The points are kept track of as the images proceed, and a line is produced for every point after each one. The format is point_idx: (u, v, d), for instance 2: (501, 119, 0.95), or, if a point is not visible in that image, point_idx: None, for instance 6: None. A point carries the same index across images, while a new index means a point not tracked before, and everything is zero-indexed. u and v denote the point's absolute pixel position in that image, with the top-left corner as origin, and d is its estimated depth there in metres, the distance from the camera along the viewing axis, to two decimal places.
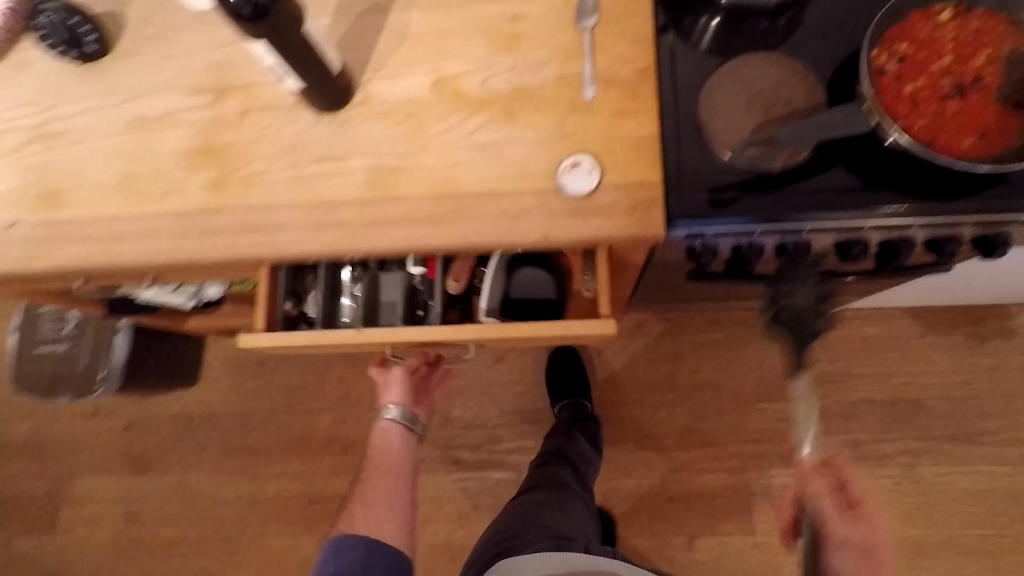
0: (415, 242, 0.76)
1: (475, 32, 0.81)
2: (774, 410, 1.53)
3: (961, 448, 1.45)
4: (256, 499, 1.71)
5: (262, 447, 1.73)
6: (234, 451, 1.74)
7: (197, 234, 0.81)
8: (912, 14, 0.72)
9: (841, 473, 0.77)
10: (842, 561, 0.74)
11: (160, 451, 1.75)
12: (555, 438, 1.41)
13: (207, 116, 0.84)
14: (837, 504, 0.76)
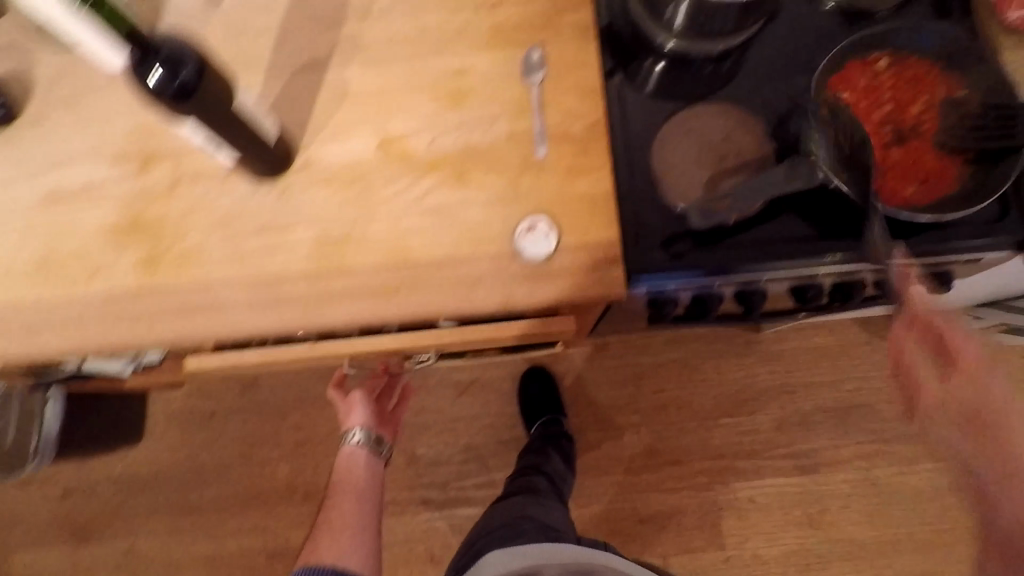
0: (371, 314, 0.73)
1: (418, 88, 0.78)
2: (736, 424, 1.56)
3: (912, 448, 1.51)
4: (215, 557, 1.62)
5: (217, 502, 1.65)
6: (187, 509, 1.65)
7: (132, 319, 0.75)
8: (851, 63, 0.74)
9: (956, 329, 0.64)
10: (925, 363, 0.66)
11: (107, 516, 1.64)
12: (529, 453, 1.41)
13: (133, 187, 0.78)
14: (934, 368, 0.66)
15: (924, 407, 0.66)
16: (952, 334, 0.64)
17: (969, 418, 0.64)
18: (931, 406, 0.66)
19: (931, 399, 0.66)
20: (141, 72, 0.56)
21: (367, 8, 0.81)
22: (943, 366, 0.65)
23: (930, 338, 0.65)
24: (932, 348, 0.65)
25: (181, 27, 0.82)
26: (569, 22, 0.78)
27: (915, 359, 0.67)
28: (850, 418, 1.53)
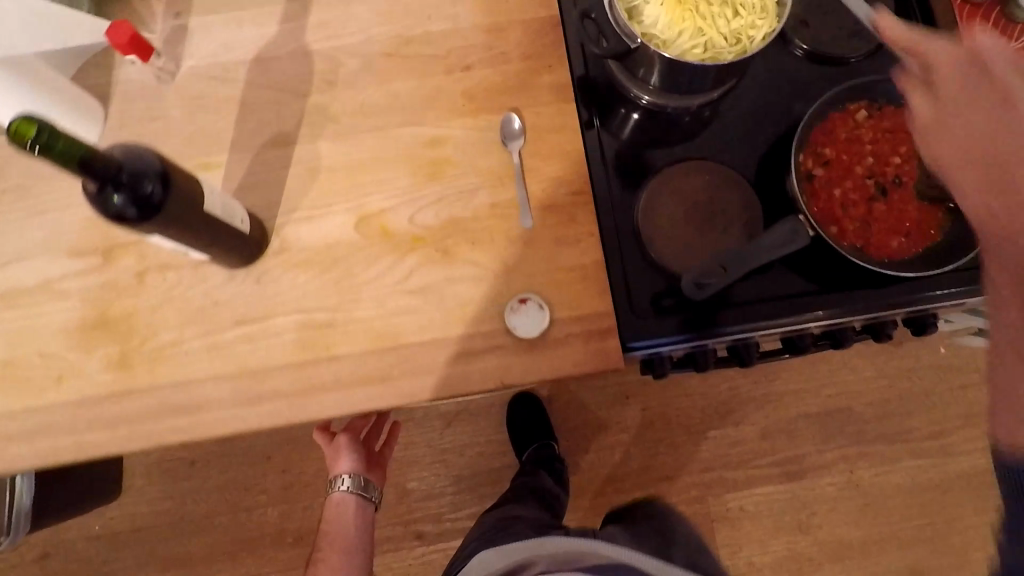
0: (362, 403, 0.70)
1: (394, 159, 0.75)
2: (723, 435, 1.58)
3: (892, 448, 1.55)
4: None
5: (204, 553, 1.60)
6: (174, 562, 1.60)
7: (107, 424, 0.71)
8: (833, 115, 0.74)
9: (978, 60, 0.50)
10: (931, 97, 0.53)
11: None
12: (520, 477, 1.39)
13: (96, 281, 0.74)
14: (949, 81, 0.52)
15: (938, 102, 0.52)
16: (996, 59, 0.49)
17: (1009, 109, 0.48)
18: (966, 175, 0.49)
19: (958, 164, 0.49)
20: (101, 199, 0.51)
21: (333, 76, 0.77)
22: (977, 121, 0.49)
23: (991, 65, 0.49)
24: (973, 123, 0.49)
25: (135, 104, 0.77)
26: (546, 83, 0.76)
27: (945, 65, 0.52)
28: (832, 422, 1.56)
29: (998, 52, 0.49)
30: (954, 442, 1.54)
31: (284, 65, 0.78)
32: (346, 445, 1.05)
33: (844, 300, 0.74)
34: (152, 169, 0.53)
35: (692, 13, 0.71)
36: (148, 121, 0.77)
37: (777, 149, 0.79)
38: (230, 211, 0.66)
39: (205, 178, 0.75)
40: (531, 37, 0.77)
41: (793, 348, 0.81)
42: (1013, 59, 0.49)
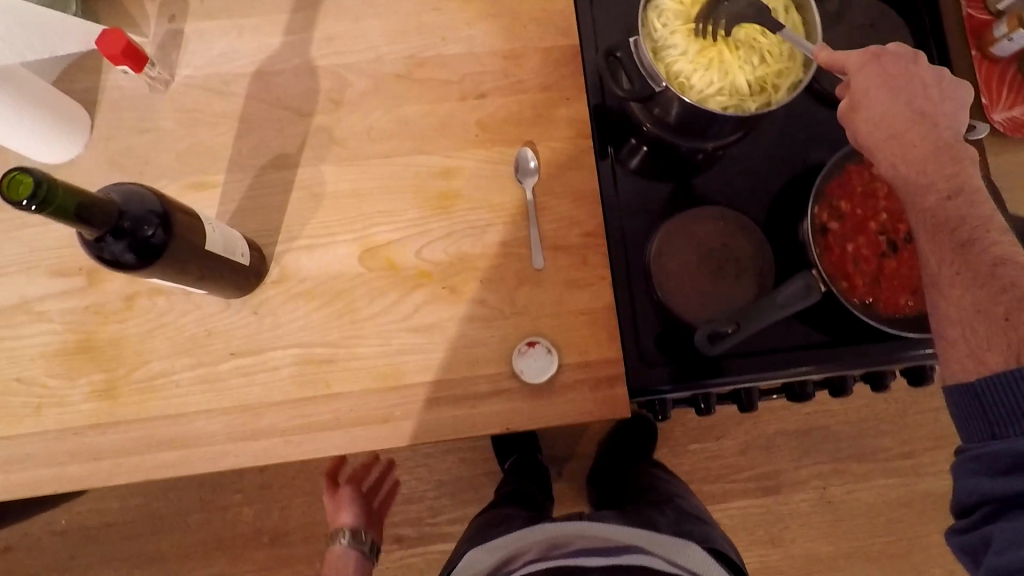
0: (362, 443, 0.68)
1: (401, 189, 0.72)
2: (703, 449, 1.60)
3: (865, 466, 1.58)
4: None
5: (171, 554, 1.53)
6: (141, 562, 1.53)
7: (89, 456, 0.68)
8: (849, 169, 0.73)
9: (909, 70, 0.65)
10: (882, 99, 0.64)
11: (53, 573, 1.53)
12: (505, 485, 1.29)
13: (80, 305, 0.69)
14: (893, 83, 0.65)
15: (865, 96, 0.65)
16: (892, 64, 0.65)
17: (918, 108, 0.64)
18: (902, 158, 0.64)
19: (890, 147, 0.64)
20: (97, 248, 0.48)
21: (340, 96, 0.73)
22: (900, 116, 0.64)
23: (884, 76, 0.65)
24: (895, 115, 0.64)
25: (125, 114, 0.72)
26: (562, 117, 0.74)
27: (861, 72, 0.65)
28: (810, 439, 1.59)
29: (894, 57, 0.65)
30: (924, 462, 1.58)
31: (288, 81, 0.73)
32: (348, 498, 1.03)
33: (844, 355, 0.76)
34: (152, 216, 0.50)
35: (717, 59, 0.69)
36: (140, 133, 0.72)
37: (789, 197, 0.78)
38: (233, 245, 0.62)
39: (201, 198, 0.71)
40: (549, 66, 0.74)
41: (794, 396, 0.81)
42: (907, 57, 0.65)
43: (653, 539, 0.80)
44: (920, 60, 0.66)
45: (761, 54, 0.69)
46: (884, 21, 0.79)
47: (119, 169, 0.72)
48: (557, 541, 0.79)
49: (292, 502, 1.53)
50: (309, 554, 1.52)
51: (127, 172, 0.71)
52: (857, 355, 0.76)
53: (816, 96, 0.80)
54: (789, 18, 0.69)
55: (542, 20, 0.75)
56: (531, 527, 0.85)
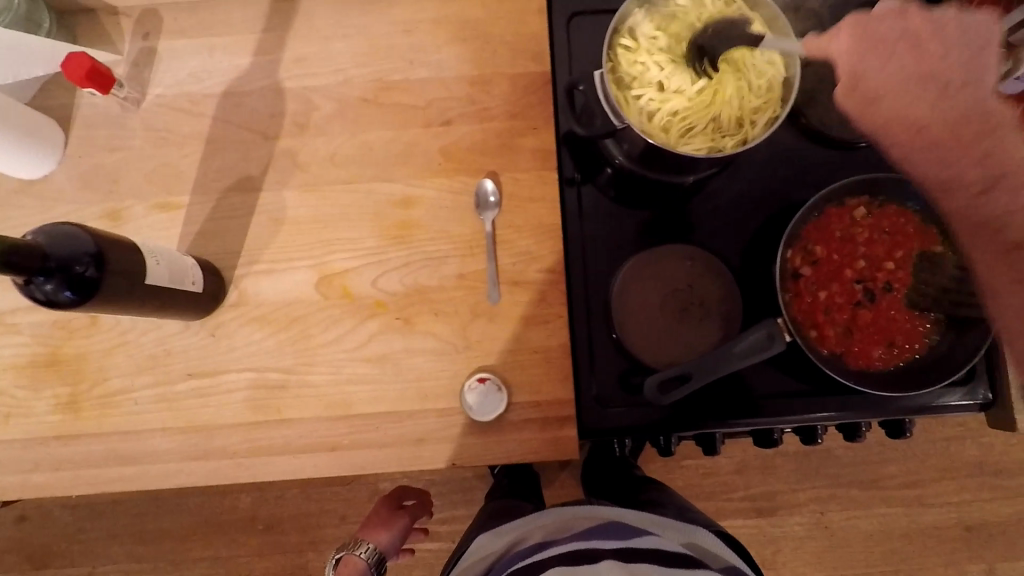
0: (310, 469, 0.69)
1: (361, 216, 0.71)
2: (698, 464, 1.39)
3: (866, 493, 1.37)
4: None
5: (175, 531, 1.33)
6: (141, 539, 1.33)
7: (53, 466, 0.70)
8: (829, 212, 0.70)
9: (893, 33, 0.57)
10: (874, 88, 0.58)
11: (62, 545, 1.33)
12: (496, 489, 1.05)
13: (49, 319, 0.71)
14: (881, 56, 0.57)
15: (860, 72, 0.58)
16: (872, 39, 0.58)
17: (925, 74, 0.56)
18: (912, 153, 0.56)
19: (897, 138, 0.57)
20: (29, 290, 0.50)
21: (306, 120, 0.73)
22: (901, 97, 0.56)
23: (870, 56, 0.58)
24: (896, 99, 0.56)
25: (97, 132, 0.73)
26: (529, 148, 0.72)
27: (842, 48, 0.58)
28: (808, 461, 1.38)
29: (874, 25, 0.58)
30: (929, 493, 1.36)
31: (255, 103, 0.73)
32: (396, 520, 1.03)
33: (812, 406, 0.73)
34: (83, 256, 0.51)
35: (690, 96, 0.66)
36: (109, 151, 0.73)
37: (766, 236, 0.75)
38: (181, 274, 0.62)
39: (164, 218, 0.72)
40: (517, 95, 0.73)
41: (763, 442, 0.78)
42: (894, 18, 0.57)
43: (659, 521, 0.72)
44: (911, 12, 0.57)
45: (738, 88, 0.65)
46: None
47: (87, 186, 0.73)
48: (560, 524, 0.68)
49: (290, 488, 1.32)
50: (302, 541, 1.31)
51: (96, 190, 0.72)
52: (827, 406, 0.73)
53: (801, 132, 0.76)
54: (766, 48, 0.65)
55: (515, 45, 0.73)
56: (546, 511, 0.74)
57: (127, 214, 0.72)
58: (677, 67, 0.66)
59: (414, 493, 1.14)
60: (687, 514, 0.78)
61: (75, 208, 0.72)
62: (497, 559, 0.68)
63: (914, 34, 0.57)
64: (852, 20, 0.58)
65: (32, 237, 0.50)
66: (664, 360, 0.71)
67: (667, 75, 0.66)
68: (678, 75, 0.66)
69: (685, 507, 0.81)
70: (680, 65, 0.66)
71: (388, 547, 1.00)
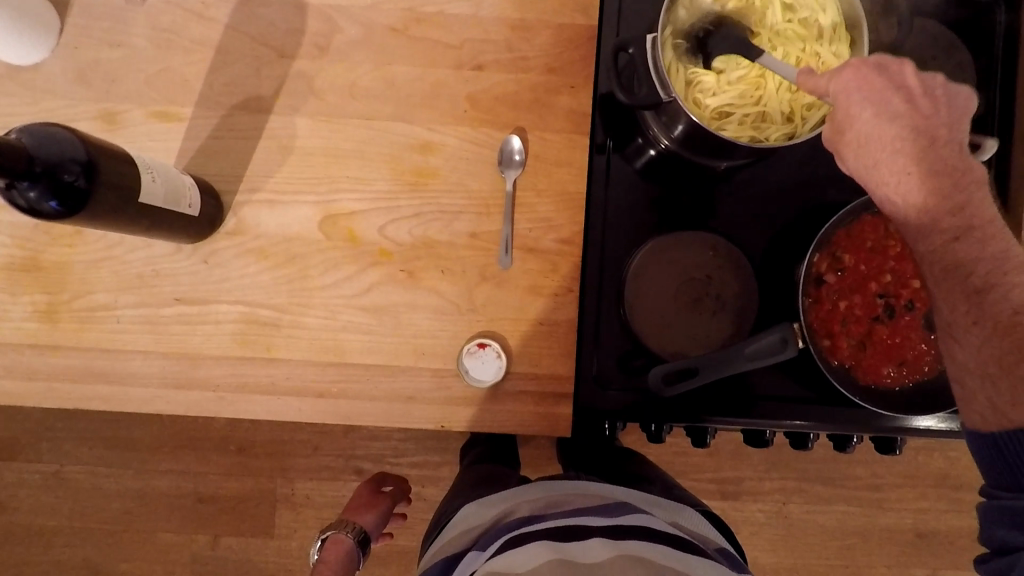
0: (295, 412, 0.67)
1: (375, 156, 0.67)
2: (671, 442, 1.34)
3: (830, 490, 1.33)
4: (138, 503, 1.29)
5: (148, 442, 1.28)
6: (110, 444, 1.28)
7: (24, 375, 0.67)
8: (864, 220, 0.66)
9: (880, 79, 0.56)
10: (856, 152, 0.57)
11: (31, 440, 1.28)
12: (473, 448, 1.04)
13: (31, 221, 0.66)
14: (875, 101, 0.55)
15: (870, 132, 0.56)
16: (880, 80, 0.56)
17: (912, 126, 0.55)
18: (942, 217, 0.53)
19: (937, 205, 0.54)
20: (11, 195, 0.45)
21: (327, 43, 0.67)
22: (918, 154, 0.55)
23: (871, 93, 0.55)
24: (908, 160, 0.55)
25: (96, 23, 0.66)
26: (562, 107, 0.68)
27: (846, 89, 0.55)
28: (781, 453, 1.33)
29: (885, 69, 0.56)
30: (891, 497, 1.34)
31: (273, 15, 0.67)
32: (378, 504, 1.06)
33: (810, 413, 0.72)
34: (73, 164, 0.46)
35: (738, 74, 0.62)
36: (109, 46, 0.66)
37: (794, 235, 0.72)
38: (178, 195, 0.58)
39: (164, 129, 0.66)
40: (559, 48, 0.68)
41: (754, 441, 0.77)
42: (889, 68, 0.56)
43: (648, 498, 0.71)
44: (908, 69, 0.57)
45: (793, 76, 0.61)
46: (933, 65, 0.73)
47: (82, 82, 0.66)
48: (554, 498, 0.67)
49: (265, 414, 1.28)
50: (272, 468, 1.28)
51: (91, 87, 0.66)
52: (825, 416, 0.72)
53: None
54: (835, 39, 0.61)
55: None
56: (530, 486, 0.73)
57: (123, 118, 0.66)
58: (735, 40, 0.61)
59: (392, 481, 1.17)
60: (674, 491, 0.78)
61: (66, 104, 0.66)
62: (486, 527, 0.67)
63: (906, 90, 0.56)
64: (855, 63, 0.55)
65: (17, 136, 0.45)
66: (670, 349, 0.70)
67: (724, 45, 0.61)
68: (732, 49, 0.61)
69: (671, 485, 0.81)
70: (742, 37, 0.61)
71: (373, 529, 1.03)
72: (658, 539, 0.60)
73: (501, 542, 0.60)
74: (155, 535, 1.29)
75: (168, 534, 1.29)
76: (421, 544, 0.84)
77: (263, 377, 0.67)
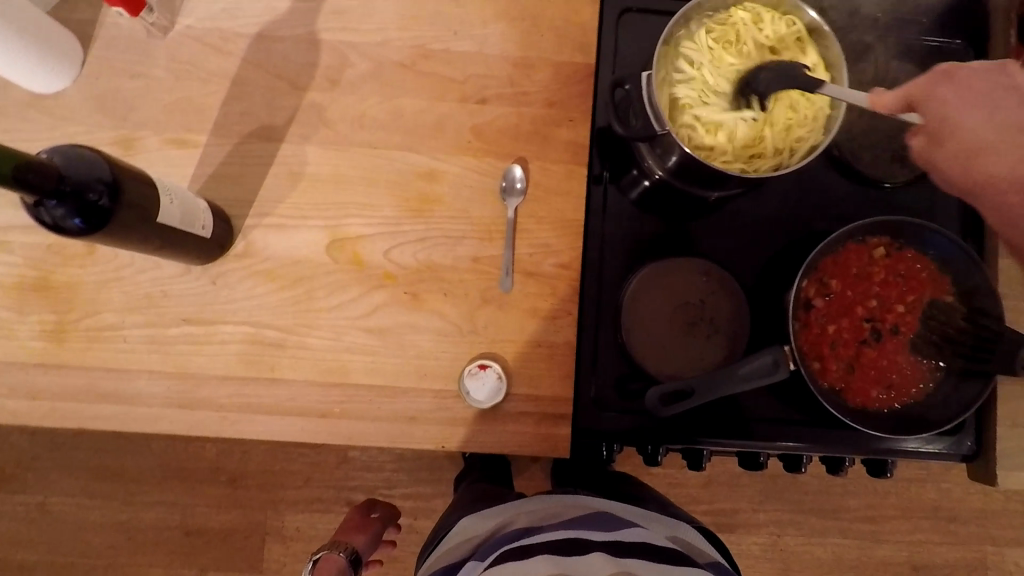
0: (296, 433, 0.68)
1: (382, 183, 0.70)
2: (665, 473, 1.34)
3: (824, 521, 1.33)
4: (124, 536, 1.26)
5: (136, 472, 1.26)
6: (98, 474, 1.26)
7: (28, 395, 0.67)
8: (849, 248, 0.70)
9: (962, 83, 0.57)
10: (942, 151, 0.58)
11: (16, 470, 1.26)
12: (468, 474, 1.05)
13: (44, 242, 0.68)
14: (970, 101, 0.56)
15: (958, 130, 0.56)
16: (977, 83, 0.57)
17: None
18: None
19: None
20: (38, 212, 0.47)
21: (338, 76, 0.70)
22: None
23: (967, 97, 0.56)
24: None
25: (117, 55, 0.70)
26: (561, 139, 0.71)
27: (939, 99, 0.57)
28: (775, 485, 1.33)
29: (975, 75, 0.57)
30: (885, 529, 1.34)
31: (288, 49, 0.70)
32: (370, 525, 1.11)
33: (802, 435, 0.74)
34: (98, 183, 0.48)
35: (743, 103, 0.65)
36: (129, 77, 0.69)
37: (782, 262, 0.75)
38: (193, 217, 0.60)
39: (178, 155, 0.69)
40: (559, 83, 0.72)
41: (748, 464, 0.78)
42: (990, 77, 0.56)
43: (645, 513, 0.72)
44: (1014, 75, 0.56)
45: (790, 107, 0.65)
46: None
47: (100, 109, 0.69)
48: (551, 511, 0.68)
49: (258, 443, 1.27)
50: (263, 498, 1.27)
51: (109, 115, 0.69)
52: (817, 438, 0.74)
53: (833, 163, 0.76)
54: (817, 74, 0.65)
55: (564, 33, 0.72)
56: (528, 499, 0.74)
57: (139, 144, 0.69)
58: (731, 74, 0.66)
59: (380, 506, 1.20)
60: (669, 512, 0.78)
61: (84, 130, 0.69)
62: (483, 540, 0.68)
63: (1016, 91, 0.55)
64: (944, 71, 0.58)
65: (46, 156, 0.47)
66: (666, 372, 0.71)
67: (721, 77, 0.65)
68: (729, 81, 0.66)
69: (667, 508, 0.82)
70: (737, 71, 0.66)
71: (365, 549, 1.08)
72: (657, 554, 0.61)
73: (500, 553, 0.61)
74: (140, 569, 1.26)
75: (154, 568, 1.26)
76: (415, 565, 0.83)
77: (267, 398, 0.68)
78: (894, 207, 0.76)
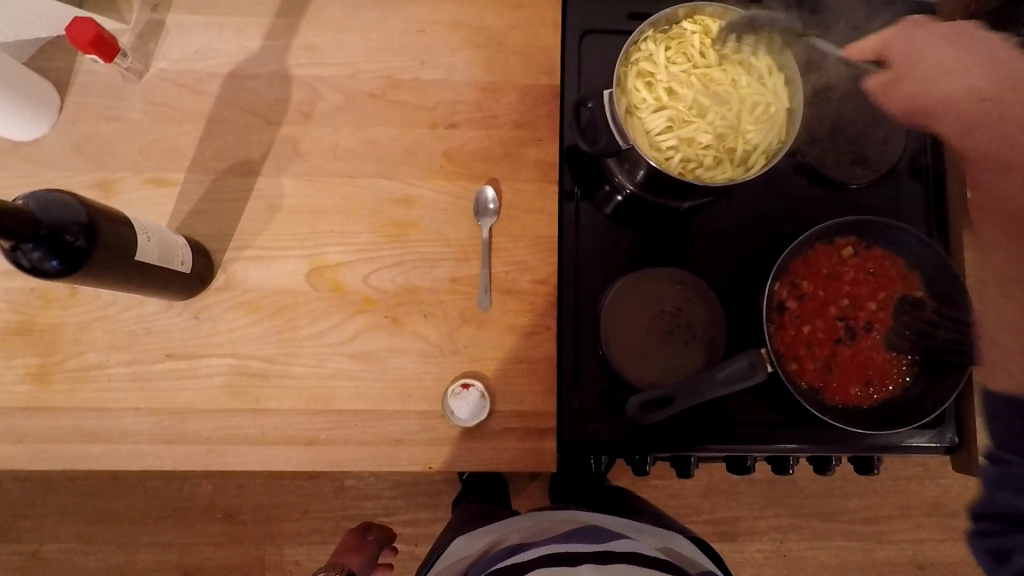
0: (285, 462, 0.68)
1: (358, 210, 0.71)
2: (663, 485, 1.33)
3: (825, 524, 1.33)
4: None
5: (132, 514, 1.25)
6: (92, 519, 1.25)
7: (13, 439, 0.67)
8: (817, 249, 0.72)
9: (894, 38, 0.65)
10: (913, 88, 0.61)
11: (9, 519, 1.24)
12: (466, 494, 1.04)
13: (26, 286, 0.69)
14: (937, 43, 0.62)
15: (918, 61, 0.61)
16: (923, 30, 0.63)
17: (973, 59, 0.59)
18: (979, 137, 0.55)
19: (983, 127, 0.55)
20: (15, 256, 0.48)
21: (310, 109, 0.72)
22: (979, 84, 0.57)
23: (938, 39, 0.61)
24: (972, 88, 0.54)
25: (94, 100, 0.71)
26: (531, 158, 0.73)
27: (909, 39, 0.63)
28: (772, 489, 1.33)
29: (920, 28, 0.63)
30: (885, 529, 1.33)
31: (261, 86, 0.72)
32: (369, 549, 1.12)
33: (787, 436, 0.75)
34: (73, 226, 0.49)
35: (704, 109, 0.68)
36: (106, 120, 0.71)
37: (755, 266, 0.77)
38: (172, 253, 0.61)
39: (156, 194, 0.70)
40: (525, 105, 0.74)
41: (737, 468, 0.78)
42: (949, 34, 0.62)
43: (635, 526, 0.72)
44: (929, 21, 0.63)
45: (753, 114, 0.67)
46: None
47: (79, 154, 0.70)
48: (543, 527, 0.68)
49: (253, 478, 1.27)
50: (261, 534, 1.26)
51: (87, 158, 0.70)
52: (801, 437, 0.75)
53: (796, 168, 0.78)
54: (772, 79, 0.68)
55: (527, 56, 0.74)
56: (520, 516, 0.74)
57: (119, 186, 0.70)
58: (690, 81, 0.68)
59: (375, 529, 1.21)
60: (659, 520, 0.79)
61: (62, 175, 0.70)
62: (476, 560, 0.68)
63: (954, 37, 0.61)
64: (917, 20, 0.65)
65: (23, 202, 0.49)
66: (647, 380, 0.72)
67: (679, 86, 0.68)
68: (698, 93, 0.68)
69: (660, 516, 0.82)
70: (700, 79, 0.68)
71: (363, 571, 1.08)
72: (649, 564, 0.60)
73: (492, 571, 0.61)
74: None
75: None
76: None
77: (254, 428, 0.68)
78: (857, 207, 0.78)
